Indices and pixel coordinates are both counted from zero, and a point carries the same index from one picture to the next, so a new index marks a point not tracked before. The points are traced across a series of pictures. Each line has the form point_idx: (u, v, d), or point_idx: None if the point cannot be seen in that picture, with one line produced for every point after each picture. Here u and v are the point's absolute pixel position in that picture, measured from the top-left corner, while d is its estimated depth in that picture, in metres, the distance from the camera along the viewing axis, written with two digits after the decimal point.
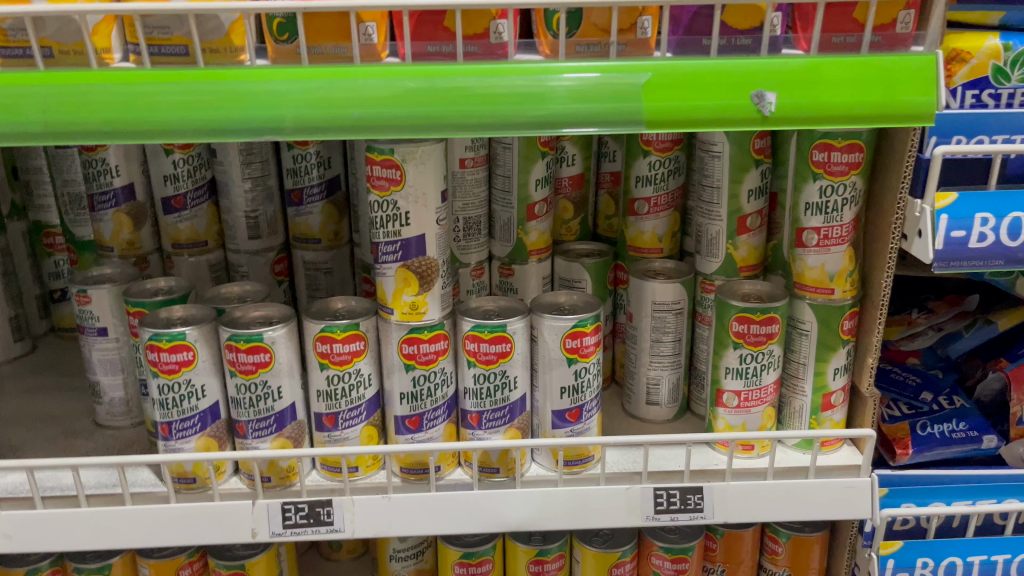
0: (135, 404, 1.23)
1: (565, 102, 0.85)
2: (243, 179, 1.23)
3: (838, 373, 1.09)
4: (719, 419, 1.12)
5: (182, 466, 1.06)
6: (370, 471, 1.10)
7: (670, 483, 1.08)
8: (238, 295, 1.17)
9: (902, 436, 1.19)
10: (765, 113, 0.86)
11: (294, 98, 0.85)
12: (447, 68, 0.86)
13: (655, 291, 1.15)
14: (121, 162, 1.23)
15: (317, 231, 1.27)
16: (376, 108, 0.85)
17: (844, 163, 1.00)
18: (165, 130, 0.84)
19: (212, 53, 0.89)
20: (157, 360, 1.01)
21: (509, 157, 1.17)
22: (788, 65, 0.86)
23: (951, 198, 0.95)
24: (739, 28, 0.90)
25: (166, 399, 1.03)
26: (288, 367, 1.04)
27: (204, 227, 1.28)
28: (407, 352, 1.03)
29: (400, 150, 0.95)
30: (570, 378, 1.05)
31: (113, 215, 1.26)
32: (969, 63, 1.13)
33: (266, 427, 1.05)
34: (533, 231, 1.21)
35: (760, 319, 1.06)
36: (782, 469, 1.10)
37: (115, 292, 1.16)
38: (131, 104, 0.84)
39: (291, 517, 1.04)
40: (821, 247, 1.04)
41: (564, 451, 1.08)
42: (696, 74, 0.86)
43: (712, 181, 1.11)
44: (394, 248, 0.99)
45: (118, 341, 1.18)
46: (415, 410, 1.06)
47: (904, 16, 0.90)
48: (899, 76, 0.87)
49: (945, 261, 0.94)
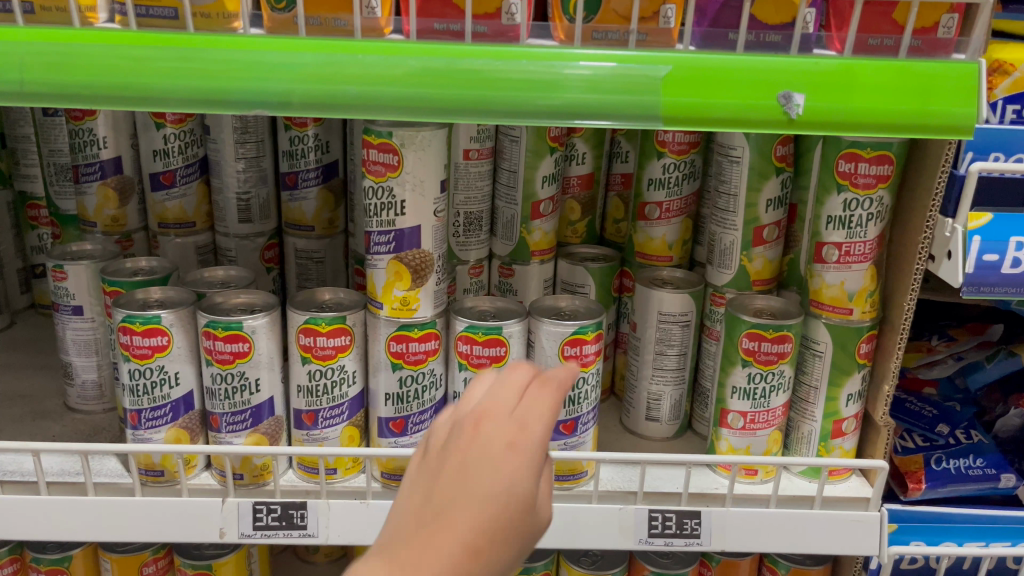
0: (108, 389, 1.17)
1: (579, 92, 0.79)
2: (236, 159, 1.17)
3: (851, 400, 1.03)
4: (721, 440, 1.06)
5: (150, 458, 0.99)
6: (349, 474, 1.03)
7: (666, 505, 1.02)
8: (222, 280, 1.11)
9: (916, 470, 1.12)
10: (792, 116, 0.79)
11: (288, 72, 0.78)
12: (454, 48, 0.80)
13: (662, 301, 1.09)
14: (110, 133, 1.17)
15: (310, 217, 1.21)
16: (376, 86, 0.78)
17: (871, 175, 0.94)
18: (148, 98, 0.78)
19: (204, 18, 0.83)
20: (129, 344, 0.95)
21: (516, 151, 1.11)
22: (820, 66, 0.80)
23: (986, 218, 0.88)
24: (769, 23, 0.84)
25: (137, 385, 0.97)
26: (268, 359, 0.97)
27: (193, 207, 1.22)
28: (395, 350, 0.97)
29: (398, 133, 0.89)
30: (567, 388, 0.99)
31: (98, 187, 1.20)
32: (1011, 76, 1.07)
33: (241, 421, 0.99)
34: (536, 230, 1.15)
35: (772, 337, 0.99)
36: (787, 497, 1.03)
37: (93, 269, 1.10)
38: (111, 67, 0.78)
39: (262, 518, 0.99)
40: (841, 264, 0.98)
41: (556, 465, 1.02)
42: (719, 70, 0.80)
43: (728, 189, 1.04)
44: (387, 239, 0.93)
45: (94, 321, 1.12)
46: (400, 412, 1.00)
47: (947, 20, 0.84)
48: (938, 85, 0.80)
49: (975, 286, 0.88)
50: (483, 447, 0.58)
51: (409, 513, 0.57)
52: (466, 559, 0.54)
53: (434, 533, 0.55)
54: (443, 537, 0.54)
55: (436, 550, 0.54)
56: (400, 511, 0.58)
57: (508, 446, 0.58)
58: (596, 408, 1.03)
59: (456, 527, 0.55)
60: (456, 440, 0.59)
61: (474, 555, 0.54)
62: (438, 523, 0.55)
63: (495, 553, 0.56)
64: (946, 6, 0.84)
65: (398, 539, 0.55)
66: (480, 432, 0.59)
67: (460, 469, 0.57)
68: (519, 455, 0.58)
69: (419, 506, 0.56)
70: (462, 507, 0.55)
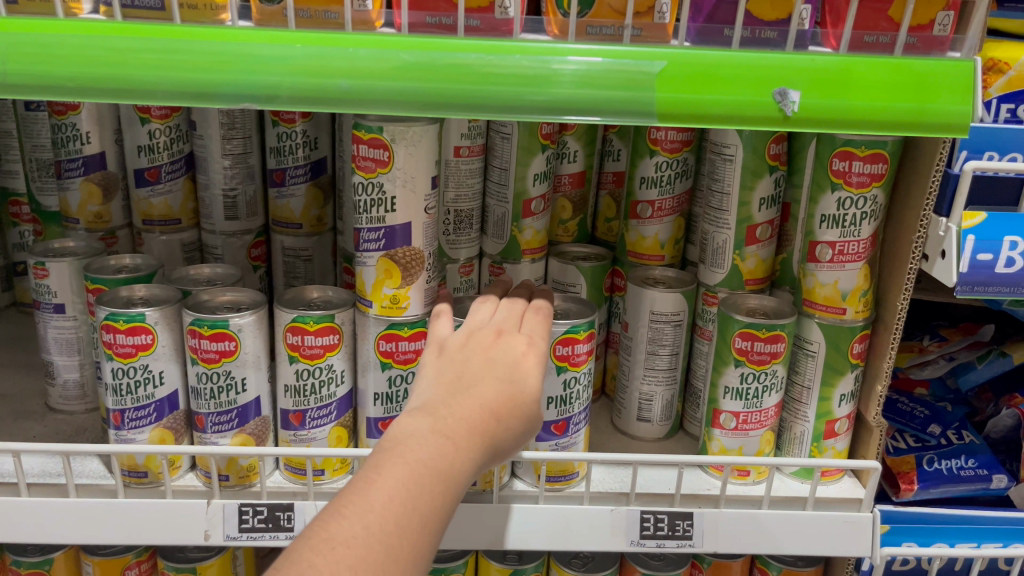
0: (90, 389, 1.14)
1: (572, 87, 0.78)
2: (223, 155, 1.15)
3: (844, 400, 1.02)
4: (713, 440, 1.05)
5: (133, 459, 0.97)
6: (337, 475, 1.01)
7: (658, 506, 1.01)
8: (208, 277, 1.09)
9: (908, 470, 1.12)
10: (788, 113, 0.78)
11: (278, 65, 0.77)
12: (447, 42, 0.79)
13: (654, 301, 1.08)
14: (93, 128, 1.15)
15: (298, 215, 1.19)
16: (366, 80, 0.77)
17: (865, 174, 0.93)
18: (131, 90, 0.76)
19: (191, 10, 0.82)
20: (112, 342, 0.93)
21: (507, 148, 1.09)
22: (816, 62, 0.79)
23: (980, 217, 0.88)
24: (765, 19, 0.83)
25: (120, 385, 0.95)
26: (255, 358, 0.96)
27: (179, 204, 1.20)
28: (384, 349, 0.96)
29: (389, 129, 0.87)
30: (559, 388, 0.97)
31: (82, 183, 1.18)
32: (1005, 74, 1.07)
33: (227, 421, 0.97)
34: (528, 228, 1.14)
35: (765, 336, 0.98)
36: (779, 498, 1.02)
37: (76, 266, 1.07)
38: (95, 58, 0.76)
39: (247, 520, 0.97)
40: (835, 264, 0.97)
41: (548, 466, 1.00)
42: (715, 66, 0.79)
43: (721, 187, 1.03)
44: (377, 236, 0.91)
45: (76, 319, 1.09)
46: (390, 412, 0.99)
47: (943, 18, 0.84)
48: (933, 82, 0.80)
49: (969, 285, 0.87)
50: (499, 349, 0.75)
51: (442, 386, 0.70)
52: (490, 417, 0.68)
53: (467, 398, 0.68)
54: (475, 400, 0.68)
55: (470, 410, 0.67)
56: (431, 384, 0.71)
57: (523, 353, 0.76)
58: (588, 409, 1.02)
59: (485, 395, 0.69)
60: (479, 341, 0.76)
61: (497, 418, 0.68)
62: (469, 391, 0.69)
63: (513, 423, 0.70)
64: (942, 3, 0.83)
65: (435, 402, 0.68)
66: (498, 341, 0.77)
67: (481, 360, 0.73)
68: (529, 361, 0.76)
69: (451, 379, 0.70)
70: (486, 382, 0.70)
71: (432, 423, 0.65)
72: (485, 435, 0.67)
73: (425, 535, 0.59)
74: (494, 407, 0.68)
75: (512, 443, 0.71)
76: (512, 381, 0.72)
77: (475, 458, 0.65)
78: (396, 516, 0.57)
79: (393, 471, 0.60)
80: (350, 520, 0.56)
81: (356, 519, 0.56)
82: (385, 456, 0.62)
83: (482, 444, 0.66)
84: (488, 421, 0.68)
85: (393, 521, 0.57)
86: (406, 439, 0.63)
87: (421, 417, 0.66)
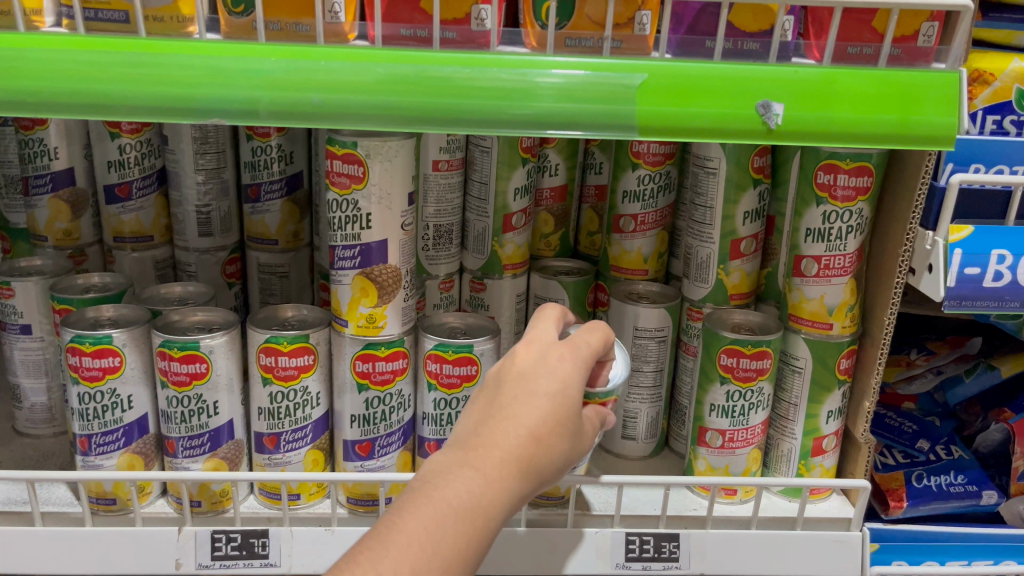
0: (59, 412, 1.11)
1: (552, 101, 0.75)
2: (195, 170, 1.12)
3: (831, 417, 1.01)
4: (699, 459, 1.02)
5: (101, 485, 0.94)
6: (313, 499, 0.99)
7: (645, 528, 0.99)
8: (180, 296, 1.06)
9: (896, 487, 1.11)
10: (772, 126, 0.76)
11: (247, 79, 0.74)
12: (422, 55, 0.77)
13: (638, 316, 1.06)
14: (62, 143, 1.12)
15: (274, 231, 1.16)
16: (339, 94, 0.74)
17: (850, 187, 0.91)
18: (94, 106, 0.73)
19: (157, 22, 0.79)
20: (78, 365, 0.90)
21: (487, 161, 1.07)
22: (799, 74, 0.77)
23: (966, 231, 0.87)
24: (747, 30, 0.82)
25: (87, 409, 0.91)
26: (227, 380, 0.93)
27: (151, 220, 1.17)
28: (361, 370, 0.93)
29: (363, 144, 0.85)
30: None
31: (50, 200, 1.15)
32: (991, 85, 1.06)
33: (199, 446, 0.94)
34: (508, 243, 1.11)
35: (750, 353, 0.96)
36: (767, 518, 1.00)
37: (42, 286, 1.04)
38: (55, 71, 0.73)
39: (220, 548, 0.94)
40: (821, 278, 0.96)
41: None
42: (697, 79, 0.77)
43: (705, 201, 1.01)
44: (352, 254, 0.89)
45: (43, 340, 1.06)
46: (367, 435, 0.96)
47: (927, 29, 0.82)
48: (918, 95, 0.78)
49: (956, 300, 0.86)
50: (534, 357, 0.70)
51: (477, 413, 0.67)
52: (529, 442, 0.65)
53: (502, 425, 0.65)
54: (510, 426, 0.65)
55: (504, 438, 0.65)
56: (466, 413, 0.68)
57: (561, 356, 0.70)
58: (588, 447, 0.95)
59: (521, 418, 0.65)
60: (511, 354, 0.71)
61: (537, 441, 0.65)
62: (504, 416, 0.66)
63: (556, 442, 0.66)
64: (926, 14, 0.82)
65: (468, 434, 0.66)
66: (533, 348, 0.71)
67: (517, 374, 0.68)
68: (569, 363, 0.70)
69: (485, 406, 0.67)
70: (524, 401, 0.66)
71: (462, 458, 0.64)
72: (520, 465, 0.64)
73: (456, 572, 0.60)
74: (531, 431, 0.65)
75: (558, 463, 0.67)
76: (553, 396, 0.67)
77: (511, 490, 0.64)
78: (410, 565, 0.57)
79: (423, 508, 0.60)
80: (365, 567, 0.57)
81: (368, 568, 0.56)
82: (417, 494, 0.62)
83: (519, 474, 0.64)
84: (524, 448, 0.65)
85: (410, 567, 0.57)
86: (440, 477, 0.63)
87: (455, 452, 0.65)
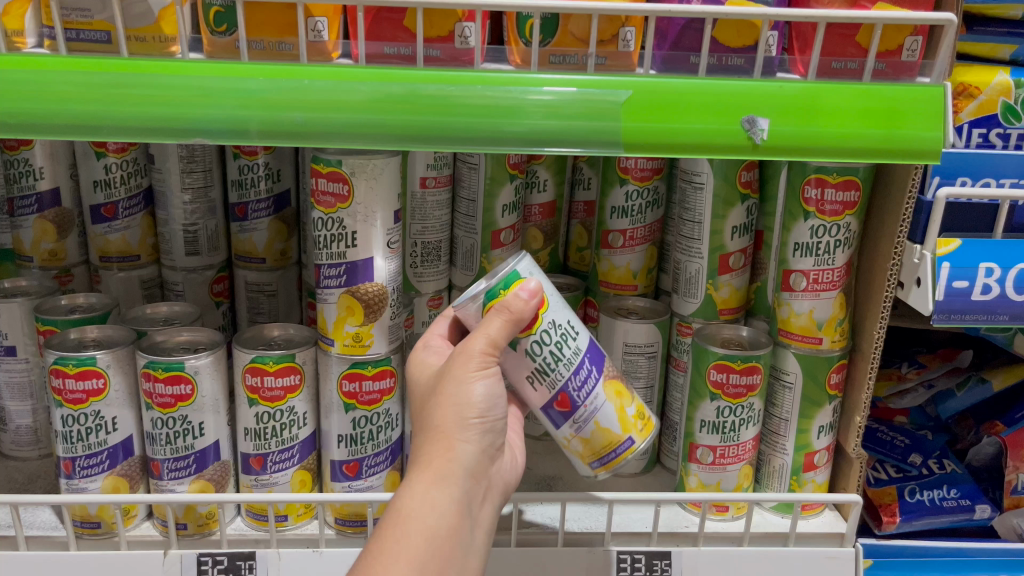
0: (44, 434, 1.10)
1: (537, 118, 0.75)
2: (182, 189, 1.12)
3: (822, 432, 1.00)
4: (691, 475, 1.02)
5: (85, 509, 0.93)
6: (301, 520, 0.98)
7: (636, 546, 0.98)
8: (166, 316, 1.05)
9: (889, 503, 1.09)
10: (757, 141, 0.76)
11: (229, 98, 0.74)
12: (407, 73, 0.77)
13: (628, 332, 1.05)
14: (47, 163, 1.11)
15: (261, 249, 1.16)
16: (323, 113, 0.74)
17: (838, 202, 0.91)
18: (76, 126, 0.73)
19: (139, 42, 0.79)
20: (62, 387, 0.89)
21: (475, 178, 1.07)
22: (784, 90, 0.77)
23: (954, 243, 0.87)
24: (732, 45, 0.82)
25: (71, 432, 0.90)
26: (213, 402, 0.92)
27: (137, 239, 1.16)
28: (347, 390, 0.93)
29: (348, 162, 0.84)
30: (528, 361, 0.80)
31: (35, 221, 1.14)
32: (977, 99, 1.06)
33: (184, 467, 0.93)
34: (497, 260, 1.10)
35: (740, 368, 0.96)
36: (760, 534, 0.99)
37: (27, 307, 1.03)
38: (36, 93, 0.73)
39: (206, 571, 0.93)
40: (810, 292, 0.95)
41: (591, 449, 0.85)
42: (682, 94, 0.77)
43: (693, 216, 1.01)
44: (338, 272, 0.88)
45: (28, 362, 1.05)
46: (354, 455, 0.95)
47: (911, 43, 0.82)
48: (903, 108, 0.78)
49: (946, 313, 0.85)
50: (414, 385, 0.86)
51: None
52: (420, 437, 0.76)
53: (422, 437, 0.76)
54: (426, 434, 0.75)
55: (429, 443, 0.75)
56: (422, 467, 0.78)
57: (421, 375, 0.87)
58: (589, 365, 0.82)
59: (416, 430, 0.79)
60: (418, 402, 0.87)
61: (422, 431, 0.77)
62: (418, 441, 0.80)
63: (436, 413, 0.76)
64: (910, 29, 0.82)
65: None
66: None
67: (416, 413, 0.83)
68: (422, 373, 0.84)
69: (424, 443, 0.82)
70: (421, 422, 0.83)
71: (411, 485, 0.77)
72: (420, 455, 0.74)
73: (455, 555, 0.70)
74: (443, 419, 0.75)
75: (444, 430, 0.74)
76: (440, 384, 0.77)
77: (460, 471, 0.74)
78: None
79: (393, 542, 0.68)
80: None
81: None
82: (382, 533, 0.69)
83: (458, 452, 0.74)
84: (450, 435, 0.75)
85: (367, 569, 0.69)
86: (395, 510, 0.70)
87: (401, 486, 0.73)
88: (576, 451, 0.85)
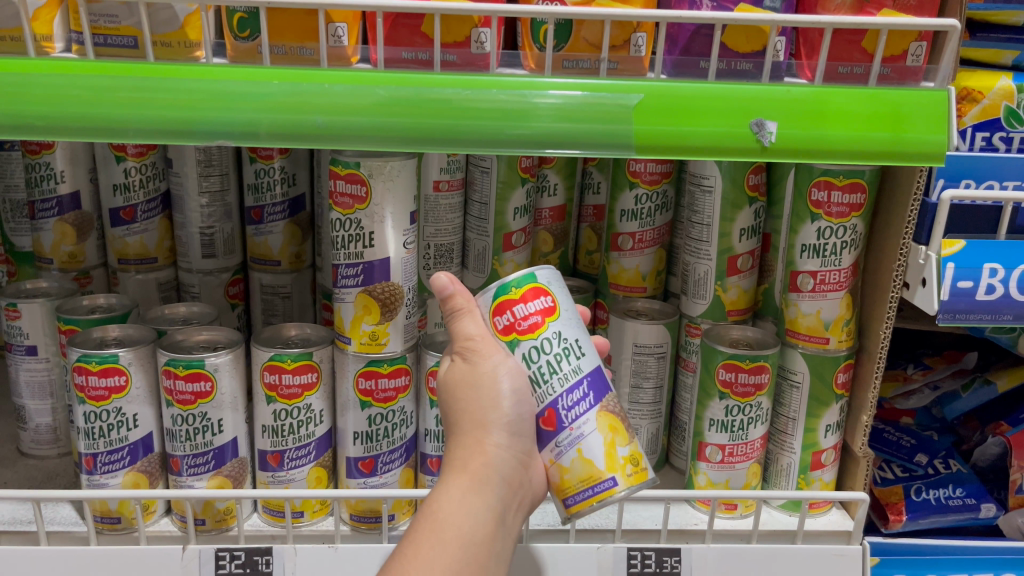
0: (63, 433, 1.12)
1: (550, 120, 0.77)
2: (199, 193, 1.14)
3: (829, 431, 1.02)
4: (699, 474, 1.03)
5: (105, 504, 0.95)
6: (317, 517, 1.00)
7: (646, 543, 1.00)
8: (184, 316, 1.07)
9: (896, 501, 1.11)
10: (765, 144, 0.78)
11: (252, 101, 0.76)
12: (423, 77, 0.79)
13: (638, 333, 1.07)
14: (67, 167, 1.14)
15: (277, 252, 1.18)
16: (342, 116, 0.76)
17: (845, 204, 0.93)
18: (105, 128, 0.75)
19: (165, 47, 0.81)
20: (84, 385, 0.91)
21: (487, 182, 1.09)
22: (791, 93, 0.79)
23: (958, 245, 0.88)
24: (740, 51, 0.84)
25: (92, 428, 0.92)
26: (232, 399, 0.94)
27: (155, 242, 1.18)
28: (363, 388, 0.95)
29: (366, 164, 0.87)
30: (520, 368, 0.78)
31: (55, 224, 1.16)
32: (979, 104, 1.08)
33: (203, 463, 0.95)
34: (509, 262, 1.12)
35: (749, 367, 0.98)
36: (767, 532, 1.01)
37: (48, 307, 1.05)
38: (66, 96, 0.75)
39: (224, 565, 0.94)
40: (816, 293, 0.97)
41: (567, 482, 0.78)
42: (692, 98, 0.79)
43: (701, 219, 1.03)
44: (355, 271, 0.91)
45: (48, 361, 1.07)
46: (370, 451, 0.97)
47: (916, 48, 0.84)
48: (909, 112, 0.80)
49: (950, 313, 0.87)
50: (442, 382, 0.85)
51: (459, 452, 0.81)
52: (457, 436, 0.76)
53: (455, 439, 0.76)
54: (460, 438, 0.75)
55: (462, 447, 0.75)
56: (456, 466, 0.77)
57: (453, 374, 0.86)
58: (587, 387, 0.78)
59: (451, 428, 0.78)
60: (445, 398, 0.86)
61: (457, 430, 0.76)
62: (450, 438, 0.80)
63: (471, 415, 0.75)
64: (914, 34, 0.84)
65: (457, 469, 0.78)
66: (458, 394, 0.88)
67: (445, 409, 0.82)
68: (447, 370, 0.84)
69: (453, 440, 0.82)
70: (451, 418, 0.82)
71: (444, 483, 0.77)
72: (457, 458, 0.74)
73: (489, 563, 0.70)
74: (475, 421, 0.75)
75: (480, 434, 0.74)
76: (470, 384, 0.76)
77: (496, 476, 0.73)
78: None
79: (429, 548, 0.68)
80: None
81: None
82: (416, 537, 0.70)
83: (492, 457, 0.74)
84: (483, 438, 0.74)
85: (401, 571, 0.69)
86: (431, 515, 0.71)
87: (436, 490, 0.73)
88: (554, 481, 0.79)
